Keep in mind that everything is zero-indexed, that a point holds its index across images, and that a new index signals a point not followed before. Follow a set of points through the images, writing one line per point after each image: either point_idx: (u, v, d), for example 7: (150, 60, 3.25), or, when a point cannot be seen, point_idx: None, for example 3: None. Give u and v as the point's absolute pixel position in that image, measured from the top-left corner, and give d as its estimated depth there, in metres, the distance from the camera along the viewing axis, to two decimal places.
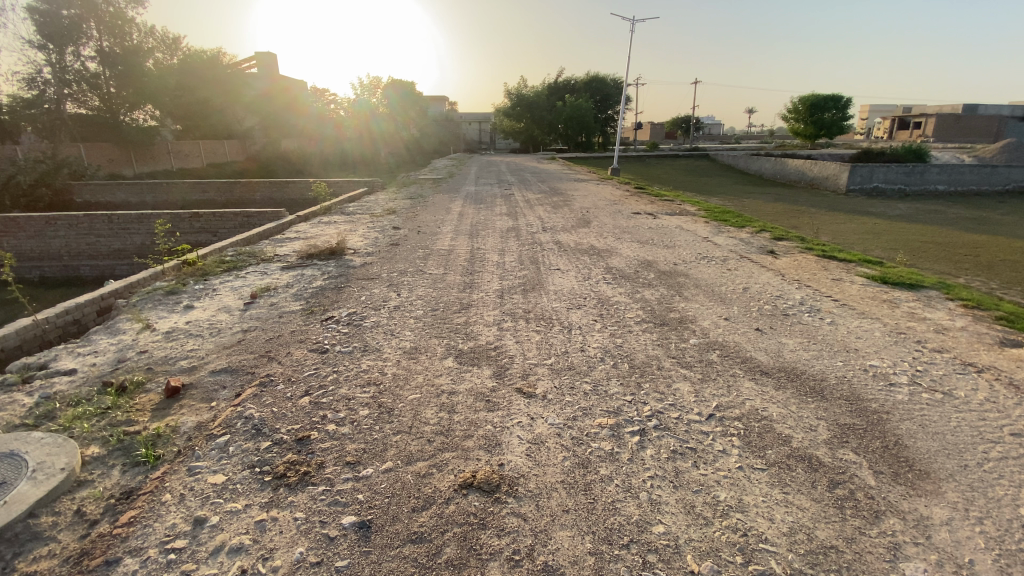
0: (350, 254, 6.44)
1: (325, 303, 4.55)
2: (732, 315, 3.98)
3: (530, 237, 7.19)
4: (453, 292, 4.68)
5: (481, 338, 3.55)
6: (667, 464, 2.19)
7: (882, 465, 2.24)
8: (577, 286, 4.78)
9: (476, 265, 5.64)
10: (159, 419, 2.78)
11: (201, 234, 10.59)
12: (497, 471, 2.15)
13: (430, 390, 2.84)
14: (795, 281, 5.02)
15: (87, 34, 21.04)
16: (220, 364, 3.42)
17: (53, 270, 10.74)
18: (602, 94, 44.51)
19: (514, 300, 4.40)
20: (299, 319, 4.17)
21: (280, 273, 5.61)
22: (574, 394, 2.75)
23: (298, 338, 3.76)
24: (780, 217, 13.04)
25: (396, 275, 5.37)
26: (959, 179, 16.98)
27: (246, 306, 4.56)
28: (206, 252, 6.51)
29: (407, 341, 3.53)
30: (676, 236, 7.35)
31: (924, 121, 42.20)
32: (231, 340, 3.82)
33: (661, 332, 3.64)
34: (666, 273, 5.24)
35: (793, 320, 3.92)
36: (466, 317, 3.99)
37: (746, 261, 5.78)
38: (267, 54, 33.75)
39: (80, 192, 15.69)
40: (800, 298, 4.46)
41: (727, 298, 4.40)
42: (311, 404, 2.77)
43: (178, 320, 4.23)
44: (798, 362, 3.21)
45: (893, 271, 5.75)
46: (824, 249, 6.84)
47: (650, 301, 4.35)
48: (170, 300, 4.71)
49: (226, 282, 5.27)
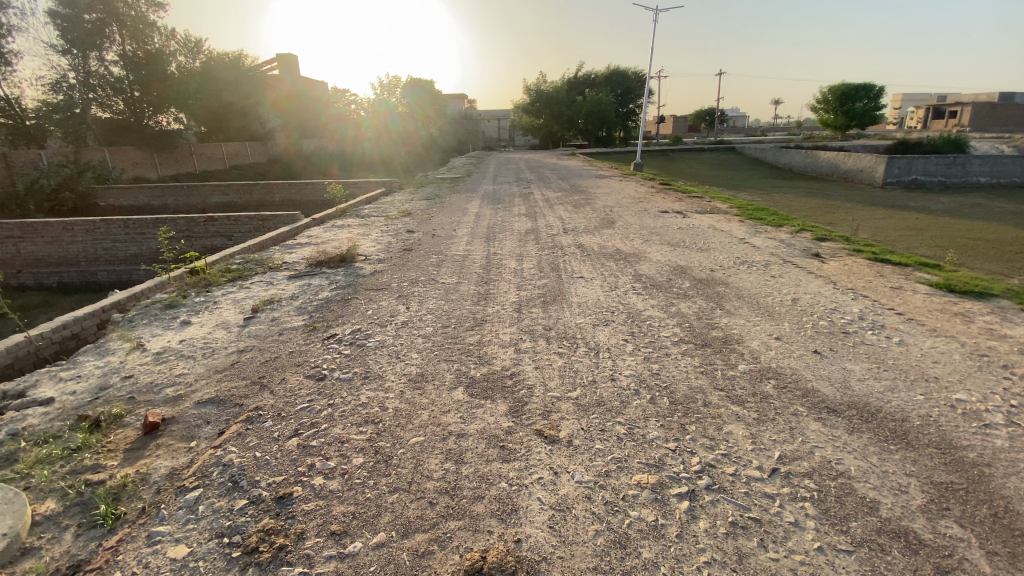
0: (360, 260, 6.10)
1: (328, 318, 4.18)
2: (784, 334, 3.48)
3: (551, 240, 6.75)
4: (466, 304, 4.27)
5: (496, 363, 3.14)
6: (726, 543, 1.75)
7: (996, 543, 1.75)
8: (603, 297, 4.32)
9: (492, 273, 5.24)
10: (130, 465, 2.47)
11: (216, 239, 10.41)
12: (513, 551, 1.73)
13: (435, 431, 2.43)
14: (849, 291, 4.47)
15: (109, 38, 21.21)
16: (207, 393, 3.09)
17: (71, 276, 10.70)
18: (623, 87, 43.50)
19: (534, 315, 3.96)
20: (299, 337, 3.81)
21: (285, 283, 5.28)
22: (607, 440, 2.32)
23: (295, 361, 3.39)
24: (813, 213, 12.33)
25: (406, 285, 4.99)
26: (1003, 171, 15.85)
27: (245, 322, 4.23)
28: (213, 259, 6.23)
29: (414, 366, 3.12)
30: (708, 237, 6.82)
31: (961, 109, 40.20)
32: (223, 363, 3.48)
33: (703, 356, 3.17)
34: (702, 281, 4.76)
35: (855, 340, 3.39)
36: (479, 336, 3.57)
37: (790, 267, 5.24)
38: (290, 56, 34.24)
39: (104, 197, 15.77)
40: (858, 312, 3.92)
41: (774, 312, 3.91)
42: (299, 448, 2.40)
43: (172, 339, 3.93)
44: (871, 397, 2.69)
45: (955, 276, 5.14)
46: (873, 251, 6.23)
47: (688, 315, 3.88)
48: (166, 316, 4.40)
49: (228, 294, 4.96)
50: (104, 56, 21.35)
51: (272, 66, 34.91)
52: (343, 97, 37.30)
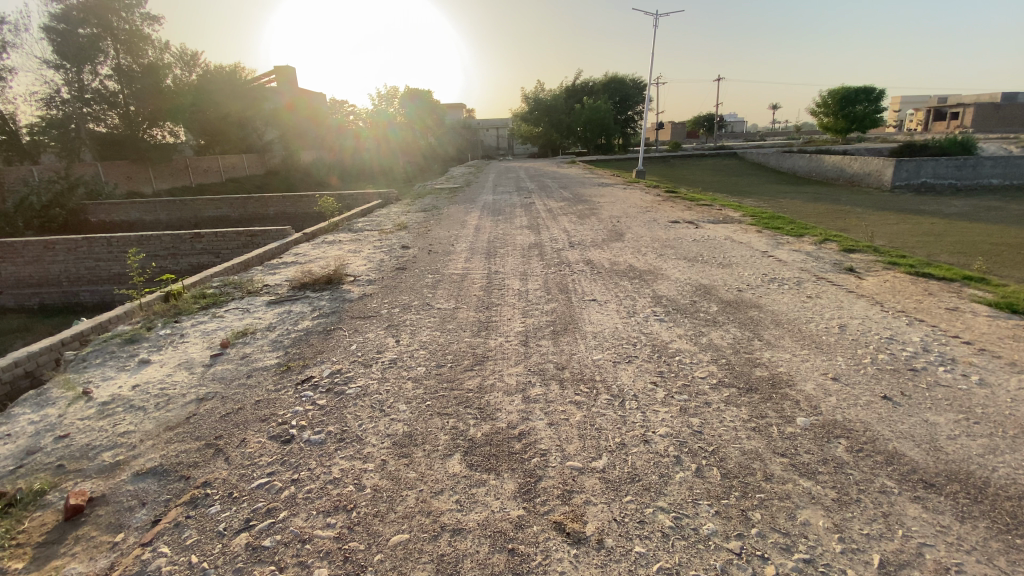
0: (349, 281, 5.60)
1: (307, 354, 3.62)
2: (843, 373, 2.94)
3: (557, 256, 6.23)
4: (464, 337, 3.72)
5: (500, 417, 2.57)
6: None
7: None
8: (621, 326, 3.77)
9: (494, 295, 4.72)
10: (36, 571, 1.94)
11: (203, 256, 9.87)
12: None
13: (424, 525, 1.89)
14: (899, 313, 3.95)
15: (103, 52, 20.79)
16: (150, 459, 2.54)
17: (52, 297, 10.16)
18: (621, 94, 43.14)
19: (542, 350, 3.40)
20: (270, 381, 3.26)
21: (263, 310, 4.75)
22: (649, 538, 1.78)
23: (261, 415, 2.84)
24: (825, 218, 11.81)
25: (398, 310, 4.47)
26: (1016, 172, 15.36)
27: (211, 361, 3.67)
28: (189, 283, 5.71)
29: (400, 424, 2.56)
30: (728, 250, 6.29)
31: (962, 111, 39.77)
32: (177, 418, 2.93)
33: (752, 405, 2.62)
34: (731, 303, 4.22)
35: (928, 380, 2.86)
36: (482, 378, 3.03)
37: (825, 284, 4.73)
38: (288, 68, 33.86)
39: (94, 212, 15.31)
40: (919, 342, 3.38)
41: (823, 343, 3.36)
42: (246, 550, 1.85)
43: (125, 384, 3.38)
44: (972, 465, 2.16)
45: (1011, 292, 4.60)
46: (909, 263, 5.70)
47: (722, 347, 3.35)
48: (124, 354, 3.87)
49: (198, 325, 4.42)
50: (98, 70, 20.90)
51: (269, 79, 34.70)
52: (341, 109, 37.14)
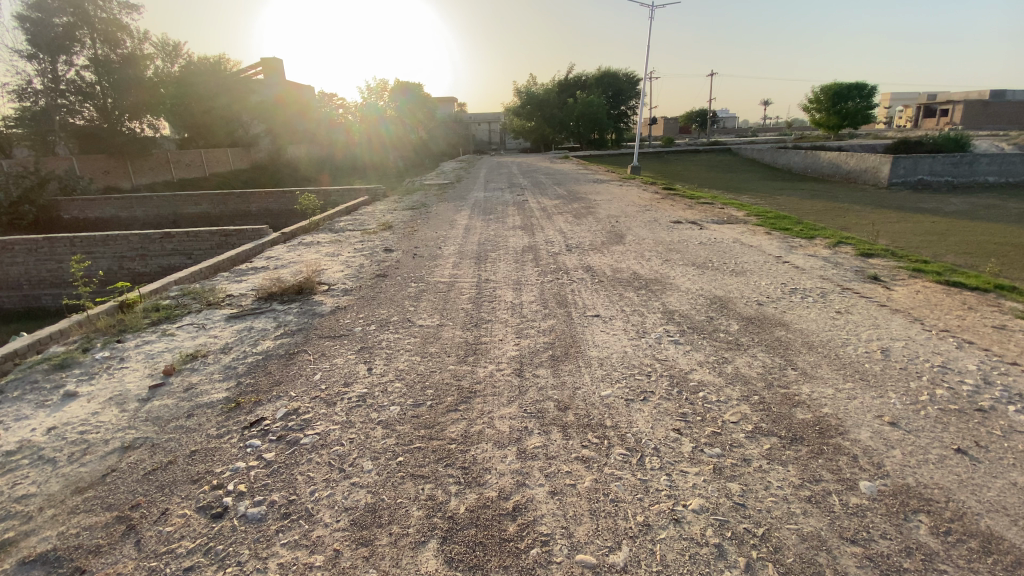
0: (321, 290, 5.02)
1: (261, 386, 3.05)
2: (902, 417, 2.44)
3: (552, 261, 5.71)
4: (447, 363, 3.19)
5: (489, 482, 2.05)
6: None
7: None
8: (629, 350, 3.26)
9: (485, 309, 4.20)
10: None
11: (174, 257, 9.21)
12: None
13: None
14: (941, 333, 3.47)
15: (79, 41, 19.80)
16: (43, 541, 1.98)
17: (14, 301, 9.53)
18: (615, 88, 42.54)
19: (540, 383, 2.86)
20: (214, 422, 2.70)
21: (220, 326, 4.18)
22: None
23: (196, 472, 2.29)
24: (825, 215, 11.47)
25: (373, 327, 3.93)
26: (1013, 169, 14.92)
27: (149, 395, 3.10)
28: (145, 291, 5.10)
29: (363, 492, 2.03)
30: (738, 255, 5.81)
31: (951, 107, 39.70)
32: (91, 475, 2.35)
33: (802, 463, 2.12)
34: (753, 320, 3.73)
35: (1002, 425, 2.37)
36: (468, 423, 2.49)
37: (853, 297, 4.24)
38: (276, 61, 33.07)
39: (67, 209, 14.44)
40: (977, 372, 2.89)
41: (871, 375, 2.86)
42: None
43: (41, 427, 2.80)
44: None
45: None
46: (934, 270, 5.21)
47: (752, 378, 2.84)
48: (48, 384, 3.29)
49: (143, 347, 3.83)
50: (73, 61, 19.95)
51: (256, 71, 33.61)
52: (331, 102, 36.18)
